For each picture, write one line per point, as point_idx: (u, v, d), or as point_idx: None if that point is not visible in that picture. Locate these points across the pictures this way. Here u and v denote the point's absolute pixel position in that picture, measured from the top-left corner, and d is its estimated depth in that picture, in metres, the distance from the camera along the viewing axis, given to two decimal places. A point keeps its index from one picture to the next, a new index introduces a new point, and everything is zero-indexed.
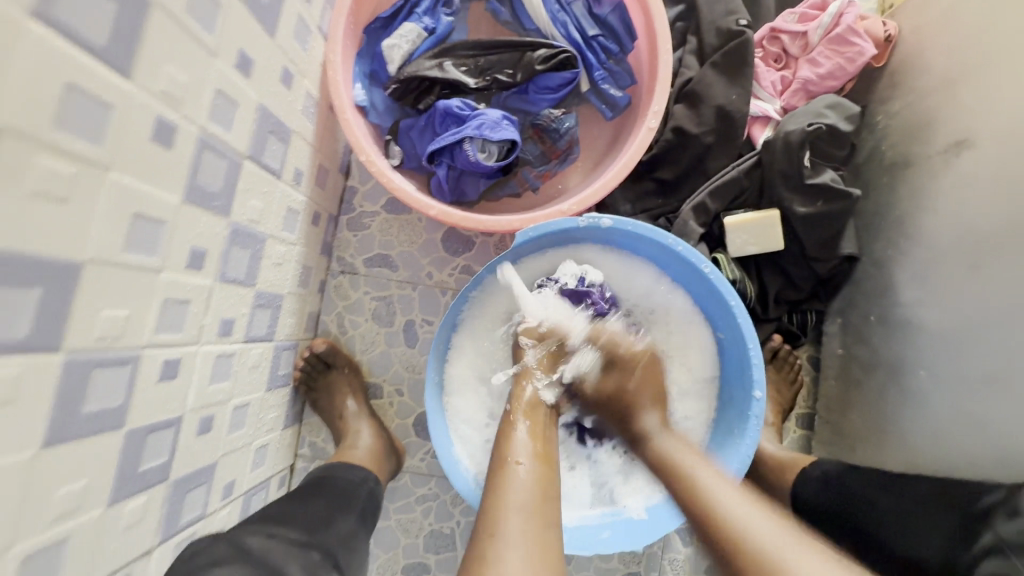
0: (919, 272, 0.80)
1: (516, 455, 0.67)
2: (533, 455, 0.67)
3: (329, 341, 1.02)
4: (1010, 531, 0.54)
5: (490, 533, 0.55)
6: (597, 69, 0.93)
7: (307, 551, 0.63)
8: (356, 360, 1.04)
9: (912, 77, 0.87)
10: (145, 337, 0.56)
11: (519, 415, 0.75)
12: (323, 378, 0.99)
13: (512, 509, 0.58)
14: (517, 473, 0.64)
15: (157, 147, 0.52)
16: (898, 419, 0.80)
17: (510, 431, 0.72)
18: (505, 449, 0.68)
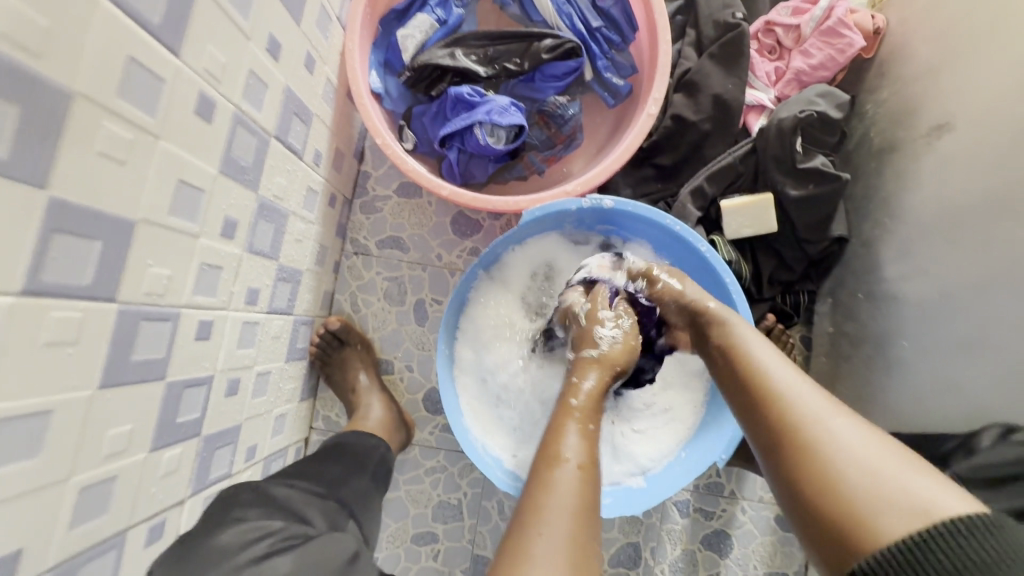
0: (903, 250, 0.85)
1: (573, 456, 0.56)
2: (581, 455, 0.57)
3: (343, 319, 1.07)
4: (965, 468, 0.63)
5: (532, 519, 0.50)
6: (600, 59, 0.97)
7: (323, 499, 0.70)
8: (368, 338, 1.08)
9: (898, 67, 0.92)
10: (184, 297, 0.61)
11: (571, 398, 0.65)
12: (337, 353, 1.03)
13: (555, 509, 0.51)
14: (563, 475, 0.54)
15: (199, 120, 0.57)
16: (885, 388, 0.85)
17: (558, 428, 0.61)
18: (552, 445, 0.58)
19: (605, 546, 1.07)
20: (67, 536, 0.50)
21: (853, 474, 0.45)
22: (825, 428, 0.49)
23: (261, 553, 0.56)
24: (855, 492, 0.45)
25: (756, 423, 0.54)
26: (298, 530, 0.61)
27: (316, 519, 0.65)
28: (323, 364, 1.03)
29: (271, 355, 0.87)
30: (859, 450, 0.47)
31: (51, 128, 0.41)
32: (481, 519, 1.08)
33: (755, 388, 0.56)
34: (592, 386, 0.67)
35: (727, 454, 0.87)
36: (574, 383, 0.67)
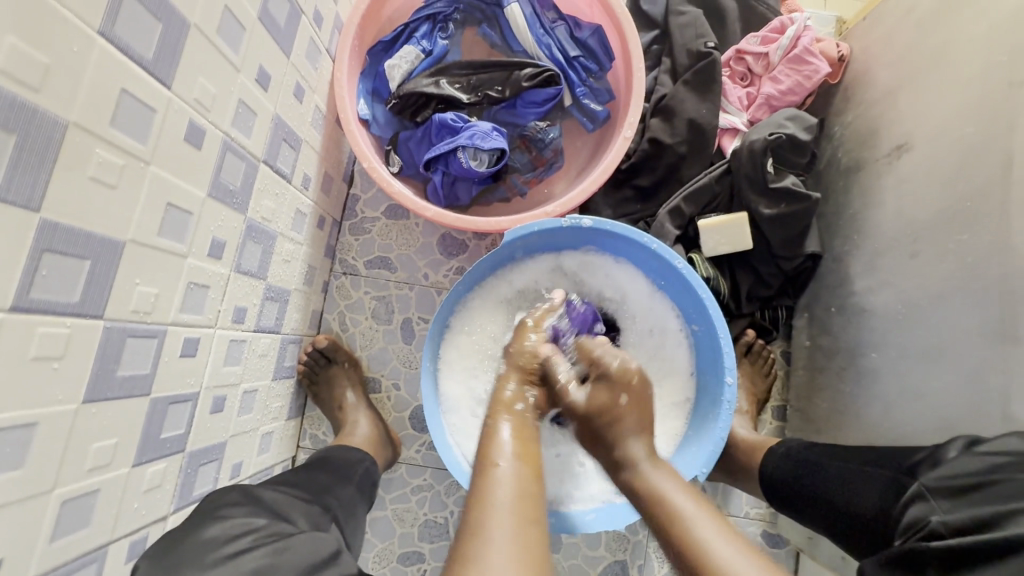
0: (872, 266, 0.88)
1: (503, 454, 0.62)
2: (517, 457, 0.62)
3: (331, 337, 1.09)
4: (932, 480, 0.59)
5: (473, 532, 0.53)
6: (578, 86, 1.02)
7: (311, 505, 0.71)
8: (356, 356, 1.10)
9: (861, 92, 0.97)
10: (171, 315, 0.63)
11: (502, 412, 0.70)
12: (324, 372, 1.04)
13: (496, 509, 0.55)
14: (498, 473, 0.60)
15: (188, 147, 0.61)
16: (855, 399, 0.88)
17: (494, 430, 0.67)
18: (488, 448, 0.64)
19: (592, 564, 1.07)
20: (48, 549, 0.51)
21: None
22: None
23: (244, 547, 0.56)
24: None
25: None
26: (282, 528, 0.61)
27: (299, 520, 0.65)
28: (311, 382, 1.04)
29: (258, 373, 0.88)
30: None
31: (46, 154, 0.44)
32: None
33: None
34: (514, 391, 0.74)
35: (707, 467, 0.88)
36: (498, 395, 0.73)
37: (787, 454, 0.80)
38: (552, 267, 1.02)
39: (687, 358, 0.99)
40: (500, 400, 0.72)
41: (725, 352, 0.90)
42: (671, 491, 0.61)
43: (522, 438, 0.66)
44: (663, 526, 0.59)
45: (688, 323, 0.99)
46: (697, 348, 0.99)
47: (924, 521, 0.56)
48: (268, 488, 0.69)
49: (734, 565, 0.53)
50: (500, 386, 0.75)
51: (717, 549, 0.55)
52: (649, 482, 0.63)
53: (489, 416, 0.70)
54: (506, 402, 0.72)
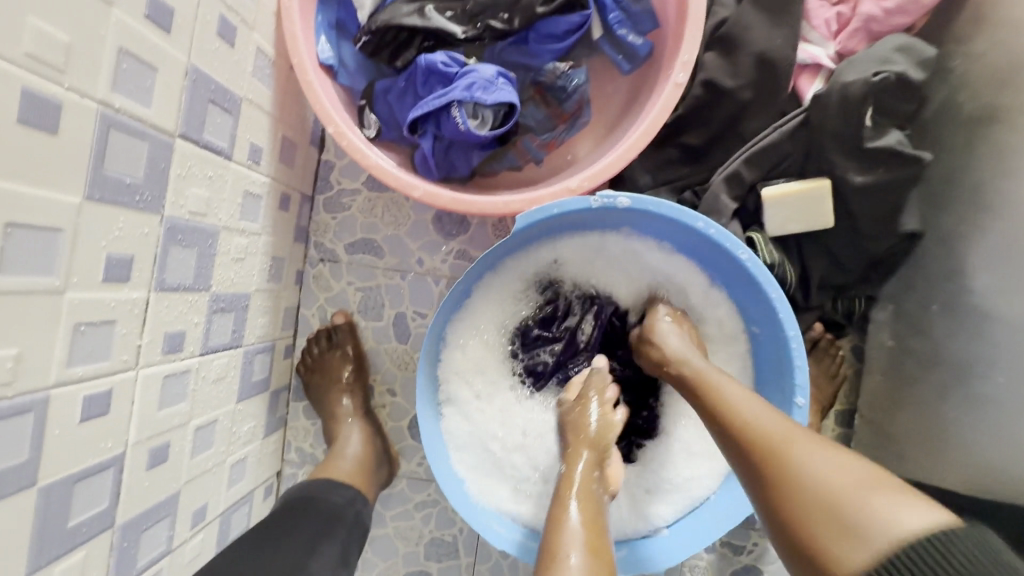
0: (1004, 255, 0.67)
1: (570, 546, 0.56)
2: (589, 550, 0.56)
3: (347, 319, 0.92)
4: None
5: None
6: (611, 11, 0.76)
7: None
8: (364, 349, 0.93)
9: (1004, 9, 0.70)
10: (53, 374, 0.45)
11: (564, 499, 0.62)
12: (322, 357, 0.91)
13: None
14: (570, 570, 0.54)
15: (30, 133, 0.40)
16: (962, 430, 0.70)
17: (561, 520, 0.60)
18: (554, 539, 0.58)
19: None
20: None
21: (824, 514, 0.45)
22: (804, 467, 0.48)
23: None
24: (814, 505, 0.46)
25: (738, 455, 0.54)
26: None
27: None
28: (308, 368, 0.91)
29: (214, 400, 0.71)
30: (829, 470, 0.47)
31: None
32: (480, 557, 0.95)
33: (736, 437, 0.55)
34: (586, 470, 0.66)
35: None
36: (568, 474, 0.66)
37: None
38: (592, 251, 0.81)
39: (741, 367, 0.81)
40: (569, 482, 0.64)
41: (796, 366, 0.71)
42: (719, 382, 0.62)
43: (595, 530, 0.59)
44: (715, 424, 0.58)
45: (747, 322, 0.79)
46: (755, 357, 0.80)
47: None
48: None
49: (752, 414, 0.55)
50: (569, 466, 0.67)
51: (741, 407, 0.57)
52: (702, 380, 0.63)
53: (554, 501, 0.63)
54: (575, 483, 0.64)
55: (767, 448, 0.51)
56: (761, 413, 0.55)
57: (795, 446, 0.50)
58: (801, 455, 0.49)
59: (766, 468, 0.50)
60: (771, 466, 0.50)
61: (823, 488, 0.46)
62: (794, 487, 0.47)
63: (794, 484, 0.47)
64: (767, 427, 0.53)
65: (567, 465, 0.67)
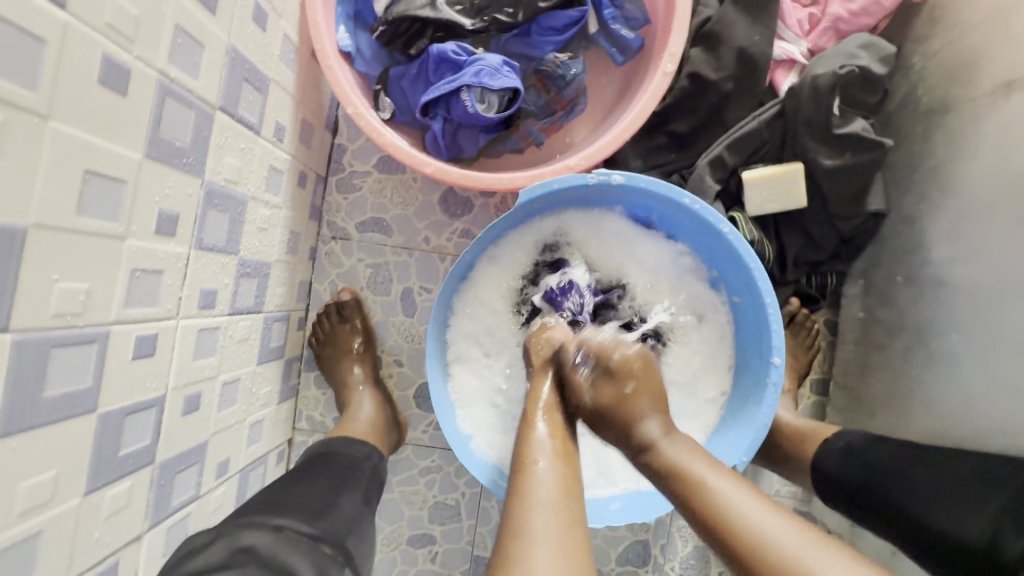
0: (954, 228, 0.75)
1: (540, 454, 0.61)
2: (556, 456, 0.61)
3: (354, 294, 0.98)
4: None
5: (514, 537, 0.52)
6: (606, 7, 0.83)
7: (318, 545, 0.60)
8: (371, 322, 0.99)
9: (955, 11, 0.79)
10: (113, 312, 0.50)
11: (535, 411, 0.66)
12: (332, 329, 0.96)
13: (539, 504, 0.55)
14: (539, 473, 0.58)
15: (107, 93, 0.45)
16: (924, 386, 0.78)
17: (529, 431, 0.64)
18: (524, 449, 0.61)
19: (612, 544, 1.02)
20: None
21: None
22: None
23: None
24: None
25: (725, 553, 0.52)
26: None
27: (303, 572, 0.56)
28: (319, 340, 0.96)
29: (238, 360, 0.76)
30: None
31: None
32: (481, 519, 1.01)
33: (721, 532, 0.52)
34: (553, 393, 0.69)
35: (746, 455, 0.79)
36: (534, 393, 0.69)
37: (849, 452, 0.73)
38: (590, 228, 0.88)
39: (724, 333, 0.88)
40: (536, 396, 0.68)
41: (773, 330, 0.79)
42: (708, 479, 0.56)
43: (559, 435, 0.64)
44: (698, 517, 0.54)
45: (729, 293, 0.87)
46: (737, 324, 0.87)
47: None
48: (250, 529, 0.58)
49: (744, 511, 0.53)
50: (535, 384, 0.70)
51: (731, 499, 0.54)
52: (677, 467, 0.59)
53: (523, 416, 0.67)
54: (543, 399, 0.68)
55: (762, 557, 0.49)
56: (753, 510, 0.52)
57: (801, 550, 0.49)
58: (804, 562, 0.48)
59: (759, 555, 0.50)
60: (758, 561, 0.50)
61: None
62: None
63: None
64: (768, 534, 0.50)
65: (534, 383, 0.71)
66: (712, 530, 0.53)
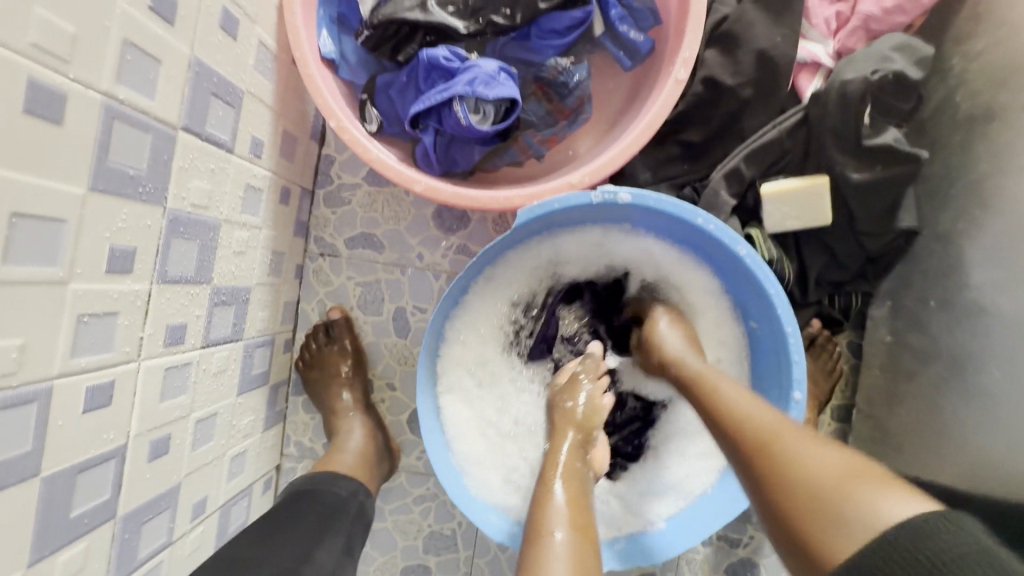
0: (998, 251, 0.68)
1: (555, 524, 0.56)
2: (574, 527, 0.56)
3: (343, 314, 0.92)
4: None
5: None
6: (613, 7, 0.76)
7: None
8: (361, 344, 0.93)
9: (1002, 8, 0.71)
10: (57, 365, 0.45)
11: (551, 475, 0.63)
12: (321, 353, 0.91)
13: None
14: (555, 547, 0.54)
15: (35, 122, 0.40)
16: (963, 423, 0.71)
17: (545, 497, 0.60)
18: (538, 517, 0.58)
19: None
20: None
21: (810, 494, 0.44)
22: (792, 457, 0.47)
23: None
24: (801, 492, 0.45)
25: (730, 446, 0.53)
26: None
27: None
28: (306, 363, 0.91)
29: (215, 394, 0.71)
30: (827, 470, 0.45)
31: None
32: (479, 550, 0.96)
33: (726, 424, 0.54)
34: (571, 457, 0.65)
35: None
36: (552, 457, 0.66)
37: None
38: (598, 249, 0.83)
39: (739, 361, 0.82)
40: (555, 463, 0.65)
41: (794, 361, 0.72)
42: (715, 381, 0.60)
43: (579, 505, 0.60)
44: (710, 414, 0.57)
45: (746, 318, 0.80)
46: (753, 351, 0.81)
47: None
48: None
49: (744, 403, 0.55)
50: (553, 447, 0.67)
51: (734, 397, 0.56)
52: (691, 374, 0.63)
53: (539, 480, 0.64)
54: (560, 464, 0.65)
55: (754, 441, 0.50)
56: (752, 404, 0.55)
57: (783, 429, 0.50)
58: (783, 444, 0.48)
59: (753, 454, 0.50)
60: (749, 446, 0.51)
61: (814, 479, 0.45)
62: (775, 467, 0.47)
63: (779, 475, 0.47)
64: (758, 422, 0.52)
65: (552, 444, 0.68)
66: (721, 423, 0.55)
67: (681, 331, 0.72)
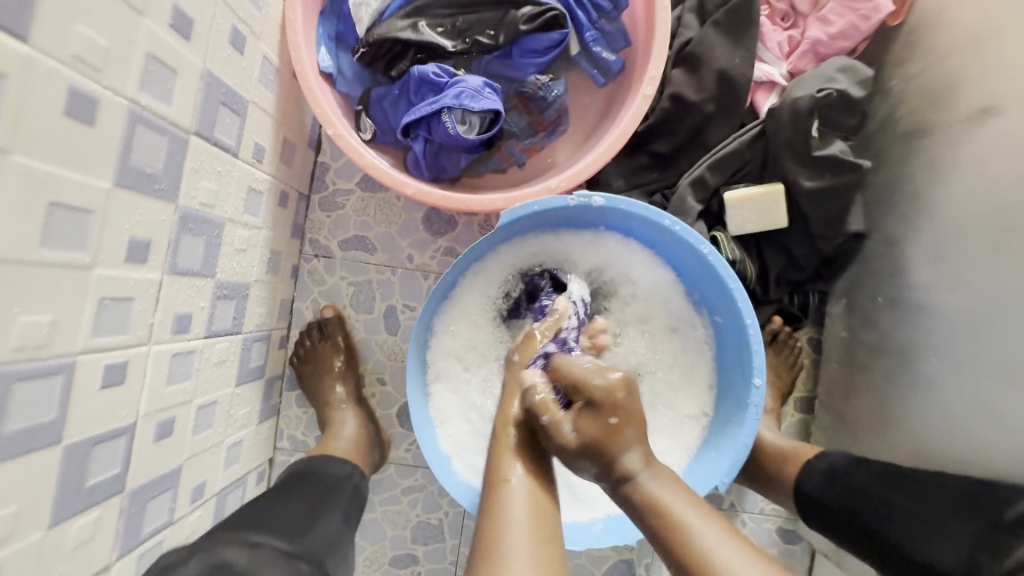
0: (932, 250, 0.76)
1: (516, 474, 0.62)
2: (529, 474, 0.63)
3: (336, 312, 0.97)
4: None
5: (487, 551, 0.54)
6: (587, 30, 0.84)
7: (294, 562, 0.61)
8: (353, 340, 0.98)
9: (931, 36, 0.80)
10: (80, 343, 0.50)
11: (507, 428, 0.67)
12: (314, 348, 0.95)
13: (510, 526, 0.56)
14: (512, 491, 0.61)
15: (74, 124, 0.45)
16: (907, 408, 0.77)
17: (502, 449, 0.65)
18: (497, 466, 0.63)
19: (597, 564, 1.01)
20: None
21: None
22: None
23: None
24: None
25: None
26: None
27: None
28: (300, 358, 0.96)
29: (215, 383, 0.76)
30: None
31: None
32: (465, 539, 1.01)
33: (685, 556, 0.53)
34: (521, 409, 0.68)
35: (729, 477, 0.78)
36: (505, 412, 0.68)
37: (832, 474, 0.71)
38: (582, 245, 0.88)
39: (706, 351, 0.88)
40: (507, 414, 0.68)
41: (754, 350, 0.79)
42: (674, 503, 0.57)
43: (538, 468, 0.64)
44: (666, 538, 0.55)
45: (712, 313, 0.87)
46: (719, 343, 0.87)
47: None
48: (224, 545, 0.59)
49: (709, 543, 0.53)
50: (505, 404, 0.70)
51: (696, 527, 0.54)
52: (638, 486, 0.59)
53: (493, 442, 0.67)
54: (512, 416, 0.68)
55: None
56: (714, 538, 0.53)
57: None
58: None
59: None
60: None
61: None
62: None
63: None
64: (727, 571, 0.51)
65: (503, 405, 0.70)
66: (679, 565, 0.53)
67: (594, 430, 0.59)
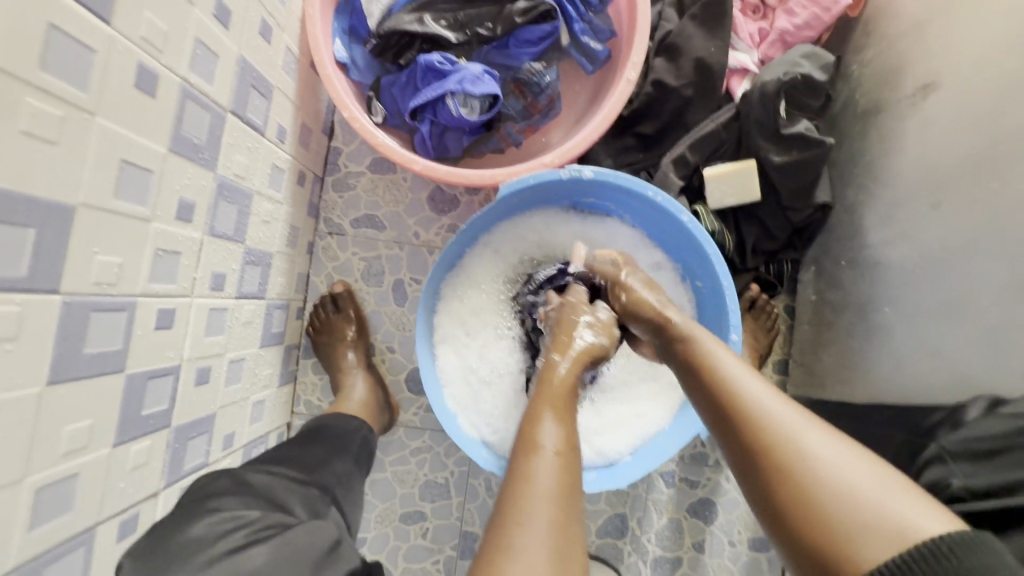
0: (887, 214, 0.85)
1: (548, 440, 0.56)
2: (563, 440, 0.57)
3: (347, 286, 1.05)
4: (953, 442, 0.63)
5: (517, 520, 0.48)
6: (576, 22, 0.92)
7: (306, 487, 0.69)
8: (364, 312, 1.06)
9: (884, 25, 0.89)
10: (140, 286, 0.58)
11: (548, 396, 0.63)
12: (329, 319, 1.03)
13: (538, 494, 0.50)
14: (544, 457, 0.54)
15: (141, 95, 0.54)
16: (864, 357, 0.86)
17: (536, 415, 0.60)
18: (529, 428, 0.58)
19: (593, 518, 1.09)
20: (27, 539, 0.48)
21: (840, 513, 0.43)
22: (809, 456, 0.47)
23: (240, 544, 0.55)
24: (828, 512, 0.44)
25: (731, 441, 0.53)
26: (280, 518, 0.61)
27: (297, 509, 0.64)
28: (316, 329, 1.03)
29: (243, 342, 0.83)
30: (850, 472, 0.45)
31: None
32: (469, 496, 1.08)
33: (732, 415, 0.53)
34: (570, 369, 0.68)
35: None
36: (549, 372, 0.67)
37: None
38: (574, 228, 0.98)
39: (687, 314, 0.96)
40: (552, 377, 0.66)
41: (730, 309, 0.87)
42: (721, 362, 0.59)
43: (570, 423, 0.60)
44: (714, 399, 0.56)
45: (692, 279, 0.95)
46: (699, 306, 0.95)
47: (945, 482, 0.61)
48: (251, 471, 0.68)
49: (750, 392, 0.54)
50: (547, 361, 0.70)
51: (740, 384, 0.55)
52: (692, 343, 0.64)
53: (531, 401, 0.63)
54: (558, 380, 0.65)
55: (766, 438, 0.49)
56: (759, 391, 0.54)
57: (798, 428, 0.49)
58: (798, 437, 0.48)
59: (763, 450, 0.49)
60: (763, 439, 0.50)
61: (841, 488, 0.44)
62: (794, 473, 0.46)
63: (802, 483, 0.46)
64: (772, 413, 0.51)
65: (548, 364, 0.69)
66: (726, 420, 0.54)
67: (569, 423, 0.60)
